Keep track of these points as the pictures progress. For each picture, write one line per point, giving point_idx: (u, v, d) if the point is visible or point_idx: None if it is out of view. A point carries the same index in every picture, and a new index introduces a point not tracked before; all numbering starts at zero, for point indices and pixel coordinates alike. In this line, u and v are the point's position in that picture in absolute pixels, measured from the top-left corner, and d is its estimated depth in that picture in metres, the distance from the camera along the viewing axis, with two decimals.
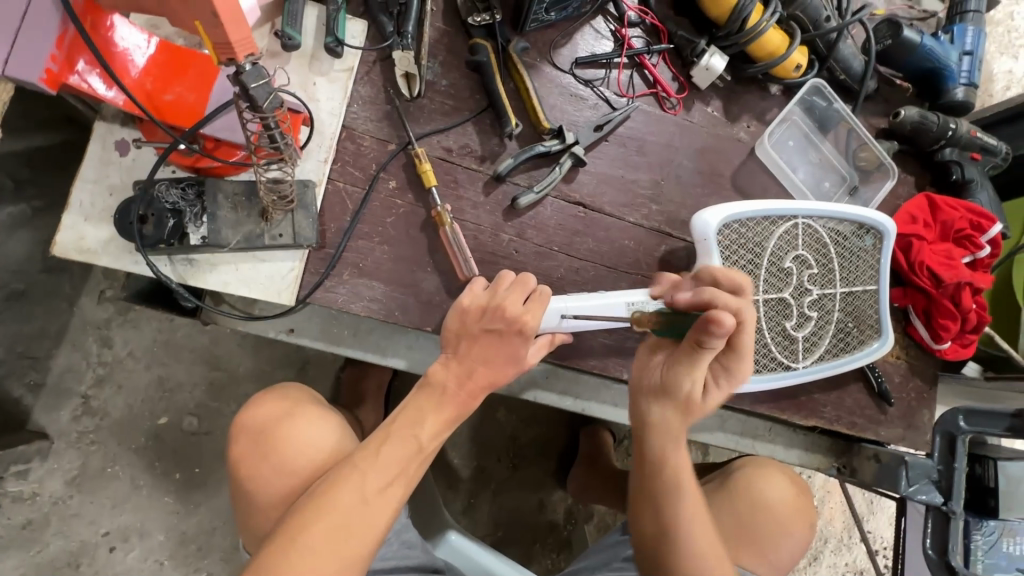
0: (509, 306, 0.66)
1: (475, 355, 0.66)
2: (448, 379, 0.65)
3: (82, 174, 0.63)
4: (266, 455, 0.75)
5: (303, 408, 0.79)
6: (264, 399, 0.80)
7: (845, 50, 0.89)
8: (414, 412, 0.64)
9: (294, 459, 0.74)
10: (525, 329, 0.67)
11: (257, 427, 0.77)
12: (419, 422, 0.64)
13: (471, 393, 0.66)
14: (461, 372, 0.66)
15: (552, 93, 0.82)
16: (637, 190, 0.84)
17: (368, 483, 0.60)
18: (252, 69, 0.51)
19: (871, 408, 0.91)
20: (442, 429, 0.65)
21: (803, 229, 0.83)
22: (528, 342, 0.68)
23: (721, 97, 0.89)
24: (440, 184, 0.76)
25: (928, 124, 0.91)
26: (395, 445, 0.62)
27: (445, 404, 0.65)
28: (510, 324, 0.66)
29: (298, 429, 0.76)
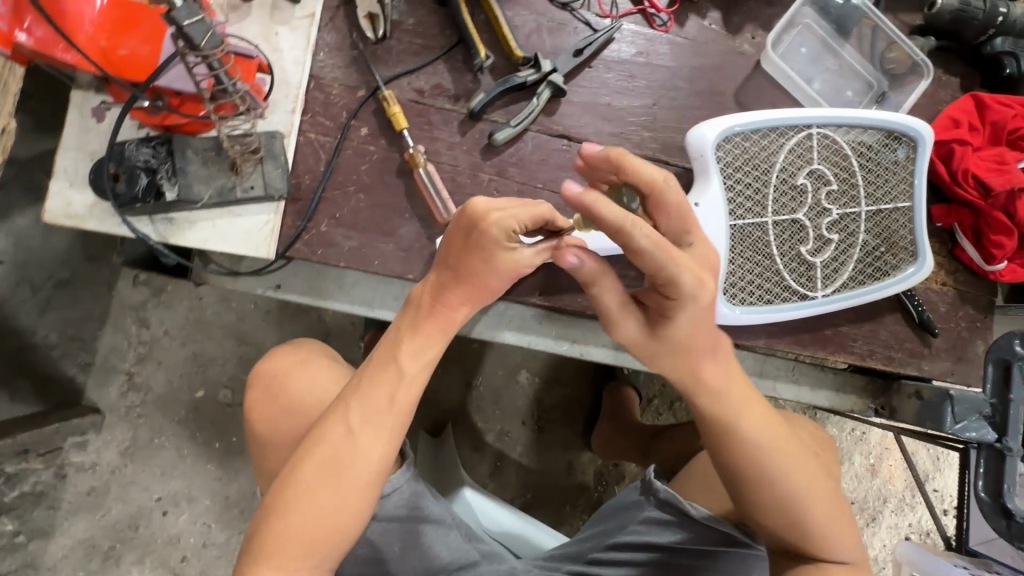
0: (481, 201, 0.57)
1: (452, 261, 0.59)
2: (424, 293, 0.61)
3: (64, 143, 0.65)
4: (275, 395, 0.77)
5: (317, 359, 0.81)
6: (283, 348, 0.82)
7: None
8: (392, 339, 0.62)
9: (302, 403, 0.75)
10: (490, 227, 0.55)
11: (269, 379, 0.79)
12: (397, 348, 0.61)
13: (449, 310, 0.61)
14: (434, 284, 0.61)
15: (527, 22, 0.76)
16: (627, 118, 0.78)
17: (353, 414, 0.59)
18: (184, 5, 0.49)
19: (912, 341, 0.82)
20: (424, 355, 0.61)
21: (819, 140, 0.75)
22: (503, 245, 0.57)
23: (719, 8, 0.81)
24: (413, 126, 0.73)
25: (971, 12, 0.79)
26: (376, 374, 0.60)
27: (422, 321, 0.61)
28: (473, 218, 0.56)
29: (308, 375, 0.78)
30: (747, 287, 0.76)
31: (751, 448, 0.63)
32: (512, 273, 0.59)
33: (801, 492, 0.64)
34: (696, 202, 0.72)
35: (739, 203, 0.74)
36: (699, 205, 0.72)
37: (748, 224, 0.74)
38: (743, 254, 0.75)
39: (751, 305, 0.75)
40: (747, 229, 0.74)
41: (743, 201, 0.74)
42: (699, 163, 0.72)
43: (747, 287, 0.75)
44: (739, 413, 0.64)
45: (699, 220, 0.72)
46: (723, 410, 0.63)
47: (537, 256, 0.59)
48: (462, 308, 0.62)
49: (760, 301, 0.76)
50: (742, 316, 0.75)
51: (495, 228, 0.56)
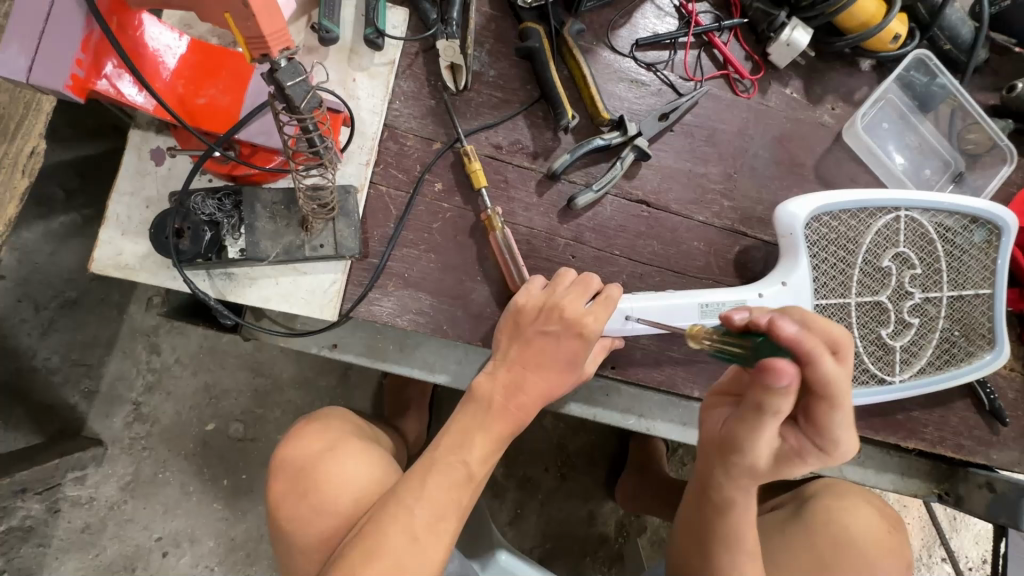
0: (568, 307, 0.59)
1: (530, 364, 0.59)
2: (494, 391, 0.58)
3: (118, 188, 0.60)
4: (304, 493, 0.66)
5: (346, 444, 0.71)
6: (305, 432, 0.72)
7: (952, 16, 0.76)
8: (459, 434, 0.57)
9: (336, 500, 0.64)
10: (585, 332, 0.59)
11: (295, 464, 0.69)
12: (466, 447, 0.57)
13: (520, 411, 0.58)
14: (510, 384, 0.58)
15: (610, 80, 0.73)
16: (706, 186, 0.75)
17: (419, 518, 0.53)
18: (288, 64, 0.46)
19: (981, 428, 0.79)
20: (491, 454, 0.58)
21: (905, 223, 0.73)
22: (590, 349, 0.60)
23: (802, 76, 0.79)
24: (489, 184, 0.69)
25: None
26: (441, 473, 0.55)
27: (493, 422, 0.58)
28: (567, 325, 0.59)
29: (341, 465, 0.67)
30: None
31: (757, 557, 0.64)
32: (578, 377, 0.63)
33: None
34: (782, 280, 0.69)
35: (824, 283, 0.71)
36: (787, 285, 0.69)
37: (832, 305, 0.71)
38: None
39: None
40: (832, 309, 0.71)
41: (827, 281, 0.71)
42: (788, 241, 0.69)
43: None
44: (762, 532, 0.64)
45: (785, 298, 0.69)
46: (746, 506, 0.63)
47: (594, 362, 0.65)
48: (533, 410, 0.60)
49: None
50: None
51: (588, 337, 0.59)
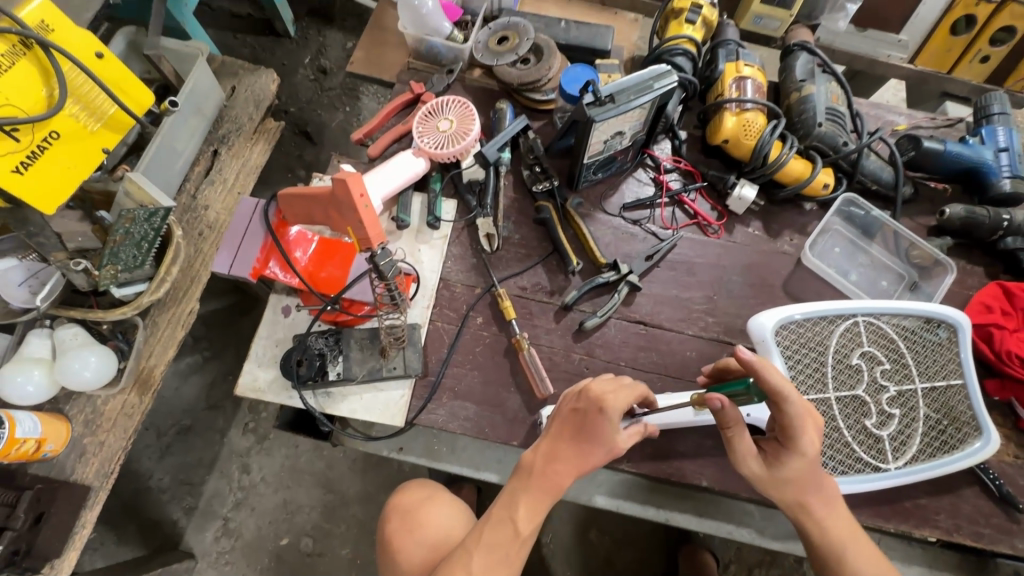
0: (595, 387, 0.70)
1: (565, 437, 0.69)
2: (535, 459, 0.70)
3: (259, 333, 0.86)
4: (411, 528, 0.82)
5: (442, 496, 0.87)
6: (411, 485, 0.89)
7: (871, 165, 0.97)
8: (508, 498, 0.70)
9: (433, 536, 0.80)
10: (606, 408, 0.67)
11: (404, 508, 0.85)
12: (513, 507, 0.69)
13: (558, 477, 0.68)
14: (548, 454, 0.69)
15: (607, 234, 0.98)
16: (692, 307, 0.94)
17: (475, 564, 0.67)
18: (382, 251, 0.70)
19: (997, 516, 0.83)
20: (536, 515, 0.69)
21: (866, 324, 0.87)
22: (616, 424, 0.68)
23: (760, 218, 1.01)
24: (519, 316, 0.91)
25: (978, 218, 0.95)
26: (495, 528, 0.69)
27: (535, 488, 0.68)
28: (592, 402, 0.68)
29: (438, 511, 0.84)
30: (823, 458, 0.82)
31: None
32: (613, 448, 0.68)
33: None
34: None
35: (802, 381, 0.84)
36: None
37: (814, 400, 0.84)
38: None
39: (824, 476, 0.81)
40: (813, 404, 0.83)
41: (804, 380, 0.84)
42: (762, 348, 0.84)
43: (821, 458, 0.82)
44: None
45: None
46: (843, 560, 0.72)
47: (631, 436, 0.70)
48: (569, 477, 0.69)
49: (836, 472, 0.82)
50: None
51: (612, 412, 0.67)
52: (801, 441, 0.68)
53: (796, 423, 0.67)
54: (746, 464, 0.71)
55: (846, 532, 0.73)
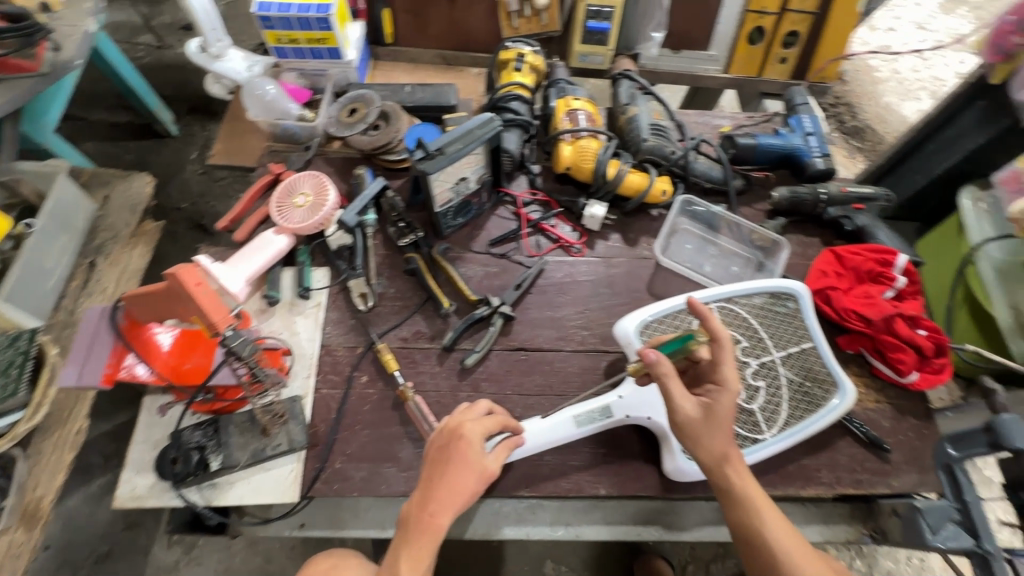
0: (453, 421, 0.78)
1: (434, 474, 0.73)
2: (411, 509, 0.72)
3: (136, 439, 0.84)
4: None
5: (348, 562, 0.85)
6: (318, 557, 0.87)
7: (700, 167, 1.09)
8: (393, 555, 0.71)
9: None
10: (464, 435, 0.75)
11: None
12: (396, 564, 0.69)
13: (434, 522, 0.70)
14: (422, 499, 0.72)
15: (478, 271, 1.03)
16: (567, 324, 0.99)
17: None
18: (232, 332, 0.73)
19: (871, 460, 0.90)
20: (418, 566, 0.69)
21: (718, 309, 0.96)
22: (477, 449, 0.75)
23: (616, 230, 1.09)
24: (402, 366, 0.93)
25: (799, 196, 1.06)
26: None
27: (415, 538, 0.70)
28: (451, 432, 0.76)
29: None
30: None
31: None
32: (482, 471, 0.74)
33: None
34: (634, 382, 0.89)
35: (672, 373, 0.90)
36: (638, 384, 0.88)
37: None
38: None
39: None
40: None
41: None
42: (629, 351, 0.90)
43: None
44: (789, 548, 0.72)
45: (641, 392, 0.87)
46: (759, 520, 0.74)
47: (498, 458, 0.77)
48: (449, 517, 0.71)
49: None
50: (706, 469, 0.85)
51: (468, 437, 0.75)
52: (728, 374, 0.78)
53: (725, 358, 0.78)
54: (680, 405, 0.77)
55: (760, 498, 0.75)
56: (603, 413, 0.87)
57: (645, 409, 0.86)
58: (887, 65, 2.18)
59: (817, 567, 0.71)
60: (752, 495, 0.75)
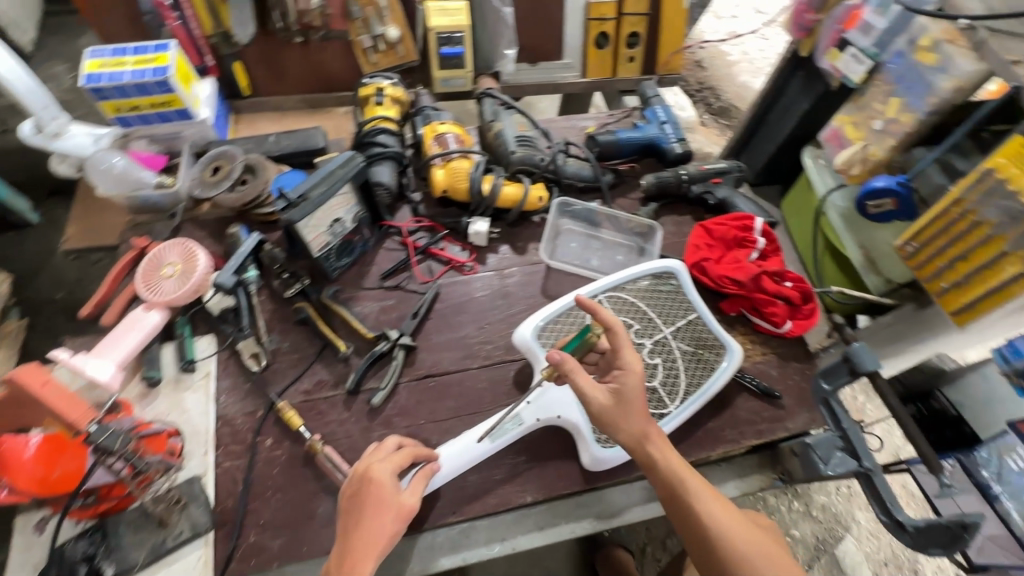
0: (361, 465, 0.76)
1: (348, 523, 0.71)
2: (331, 566, 0.69)
3: (9, 567, 0.75)
4: None
5: None
6: None
7: (570, 169, 1.15)
8: None
9: None
10: (372, 476, 0.73)
11: None
12: None
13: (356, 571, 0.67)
14: (341, 552, 0.69)
15: (373, 307, 1.02)
16: (470, 342, 1.00)
17: None
18: (99, 428, 0.73)
19: (767, 409, 0.98)
20: None
21: (607, 298, 1.01)
22: (389, 486, 0.73)
23: (504, 242, 1.11)
24: (308, 420, 0.90)
25: (664, 180, 1.15)
26: None
27: None
28: (360, 477, 0.74)
29: None
30: None
31: (725, 543, 0.73)
32: (399, 507, 0.73)
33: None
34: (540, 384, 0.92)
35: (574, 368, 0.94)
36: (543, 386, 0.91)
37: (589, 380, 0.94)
38: None
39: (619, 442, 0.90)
40: None
41: None
42: (531, 355, 0.93)
43: None
44: (713, 508, 0.76)
45: (547, 394, 0.90)
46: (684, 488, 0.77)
47: (414, 493, 0.76)
48: (371, 563, 0.68)
49: None
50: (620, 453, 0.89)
51: (377, 477, 0.73)
52: (628, 358, 0.81)
53: (623, 342, 0.82)
54: (592, 397, 0.80)
55: (681, 467, 0.79)
56: (513, 422, 0.89)
57: (553, 409, 0.90)
58: (737, 49, 2.40)
59: (737, 520, 0.75)
60: (673, 465, 0.78)
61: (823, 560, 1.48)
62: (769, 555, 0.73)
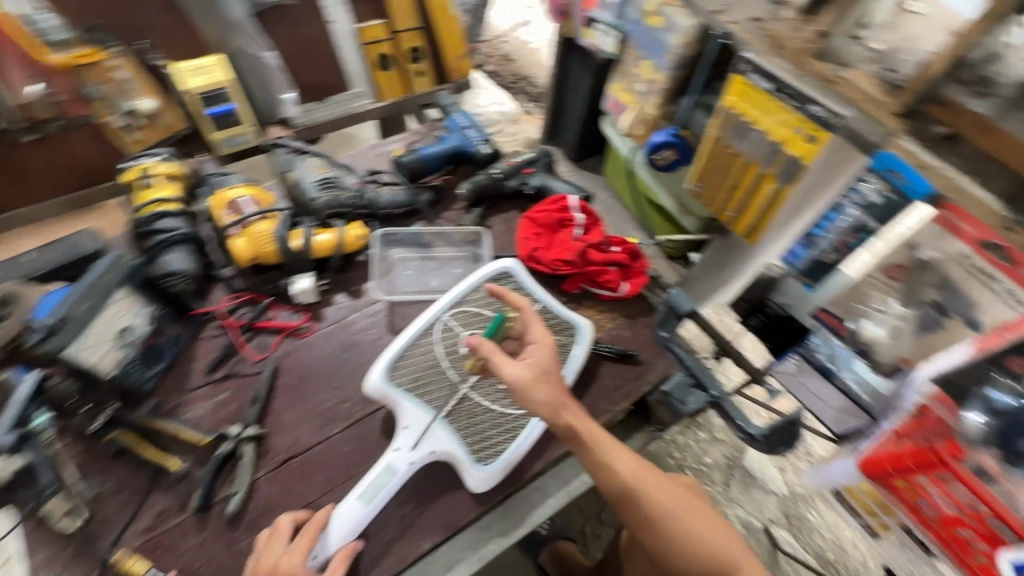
0: (265, 561, 0.73)
1: None
2: None
3: None
4: None
5: None
6: None
7: (385, 198, 1.11)
8: None
9: None
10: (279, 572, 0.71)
11: None
12: None
13: None
14: None
15: (206, 407, 0.92)
16: (326, 407, 0.94)
17: None
18: None
19: (628, 370, 1.03)
20: None
21: (452, 315, 1.00)
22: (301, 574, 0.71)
23: (337, 290, 1.06)
24: (157, 559, 0.79)
25: (481, 184, 1.16)
26: None
27: None
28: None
29: None
30: (491, 438, 0.93)
31: (650, 504, 0.75)
32: None
33: (695, 543, 0.73)
34: (404, 425, 0.89)
35: (436, 396, 0.93)
36: (408, 426, 0.89)
37: (455, 402, 0.93)
38: (465, 426, 0.93)
39: (498, 456, 0.91)
40: (457, 405, 0.93)
41: (436, 397, 0.93)
42: (387, 398, 0.89)
43: (490, 440, 0.92)
44: (639, 472, 0.77)
45: (415, 433, 0.89)
46: (612, 458, 0.77)
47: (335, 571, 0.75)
48: None
49: (506, 441, 0.93)
50: (500, 463, 0.90)
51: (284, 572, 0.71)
52: (538, 330, 0.86)
53: (531, 319, 0.88)
54: (512, 373, 0.79)
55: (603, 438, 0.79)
56: (387, 476, 0.85)
57: (426, 446, 0.88)
58: (537, 35, 2.53)
59: (661, 483, 0.78)
60: (598, 439, 0.78)
61: (737, 475, 1.59)
62: (687, 506, 0.77)
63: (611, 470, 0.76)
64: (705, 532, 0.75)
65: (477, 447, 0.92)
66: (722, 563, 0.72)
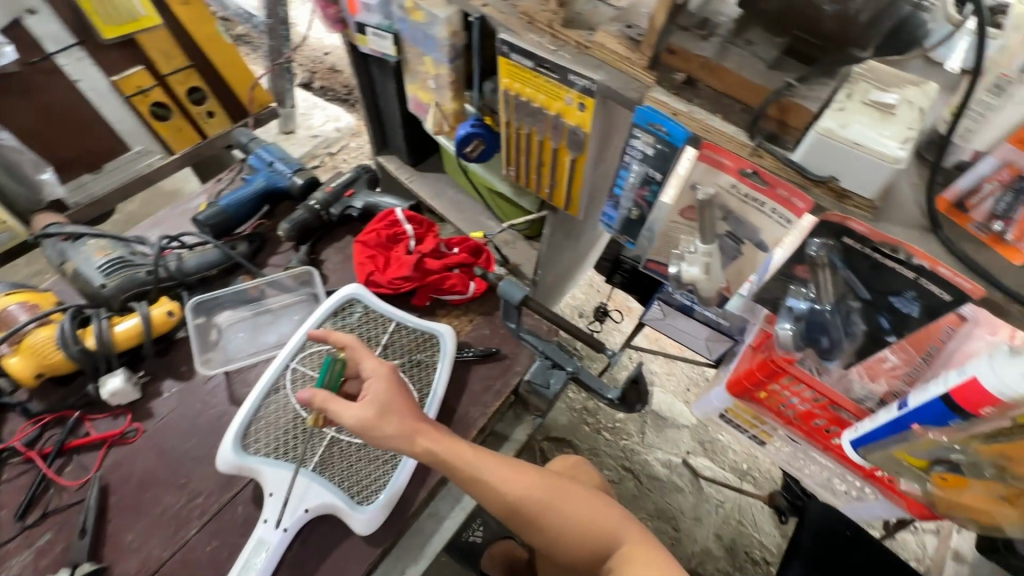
0: None
1: None
2: None
3: None
4: None
5: None
6: None
7: (192, 261, 1.01)
8: None
9: None
10: None
11: None
12: None
13: None
14: None
15: (25, 559, 0.79)
16: (174, 511, 0.84)
17: None
18: None
19: (496, 367, 1.02)
20: None
21: (300, 361, 0.92)
22: None
23: (163, 378, 0.95)
24: None
25: (297, 219, 1.08)
26: None
27: None
28: None
29: None
30: (373, 474, 0.86)
31: (524, 501, 0.74)
32: None
33: (574, 525, 0.73)
34: (268, 493, 0.83)
35: (300, 450, 0.86)
36: (272, 492, 0.83)
37: (324, 449, 0.86)
38: (340, 472, 0.86)
39: (382, 491, 0.85)
40: (326, 452, 0.86)
41: (301, 450, 0.86)
42: (242, 471, 0.83)
43: (372, 477, 0.86)
44: (508, 473, 0.76)
45: (280, 499, 0.82)
46: (477, 468, 0.75)
47: None
48: None
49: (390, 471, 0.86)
50: (386, 497, 0.84)
51: None
52: (372, 362, 0.80)
53: (362, 353, 0.82)
54: (352, 418, 0.74)
55: (466, 451, 0.77)
56: (257, 551, 0.79)
57: (295, 510, 0.82)
58: None
59: (533, 477, 0.77)
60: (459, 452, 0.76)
61: (649, 421, 1.65)
62: (563, 492, 0.77)
63: (478, 480, 0.75)
64: (582, 513, 0.75)
65: (360, 490, 0.85)
66: (603, 538, 0.72)
